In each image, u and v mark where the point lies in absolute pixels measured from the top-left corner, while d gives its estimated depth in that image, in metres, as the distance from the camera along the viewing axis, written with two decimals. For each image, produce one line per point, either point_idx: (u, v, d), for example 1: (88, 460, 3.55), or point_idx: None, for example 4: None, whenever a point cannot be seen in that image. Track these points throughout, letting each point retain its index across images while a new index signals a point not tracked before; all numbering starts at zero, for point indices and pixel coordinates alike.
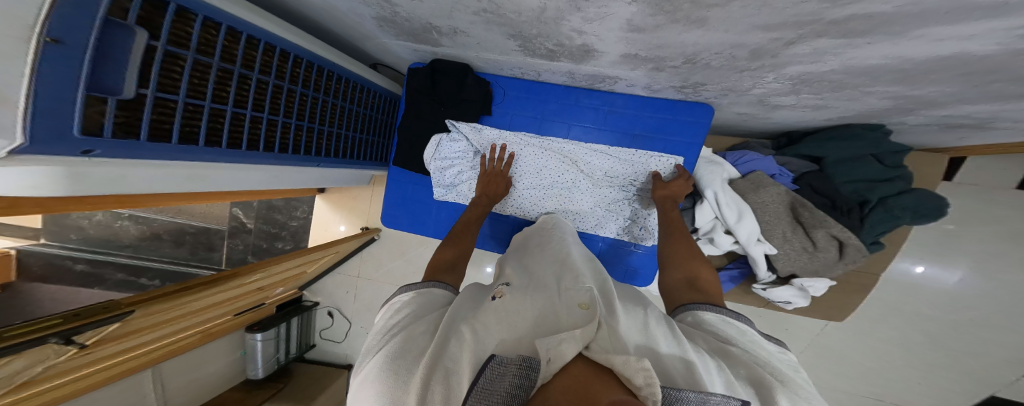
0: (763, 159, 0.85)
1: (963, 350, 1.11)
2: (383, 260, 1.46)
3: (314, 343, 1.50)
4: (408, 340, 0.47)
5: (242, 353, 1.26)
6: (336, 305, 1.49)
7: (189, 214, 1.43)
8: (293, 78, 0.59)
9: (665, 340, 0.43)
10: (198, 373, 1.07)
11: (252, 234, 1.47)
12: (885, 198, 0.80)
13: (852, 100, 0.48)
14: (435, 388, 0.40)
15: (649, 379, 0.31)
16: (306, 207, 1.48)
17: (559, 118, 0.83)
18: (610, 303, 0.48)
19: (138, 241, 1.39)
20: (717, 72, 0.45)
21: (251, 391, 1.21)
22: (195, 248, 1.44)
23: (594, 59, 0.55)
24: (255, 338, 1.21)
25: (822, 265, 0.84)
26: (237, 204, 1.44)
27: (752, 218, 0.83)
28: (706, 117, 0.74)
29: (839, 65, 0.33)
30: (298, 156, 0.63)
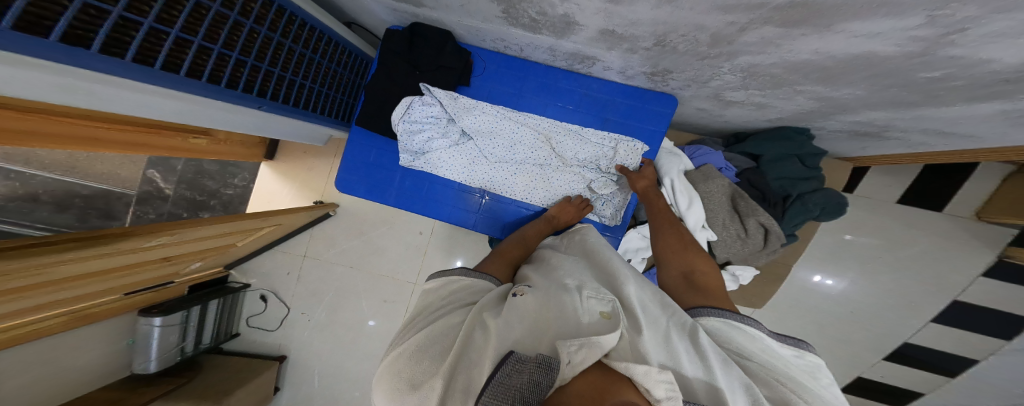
0: (714, 153, 0.95)
1: (844, 338, 1.34)
2: (338, 238, 1.39)
3: (237, 332, 1.37)
4: (445, 327, 0.49)
5: (128, 343, 1.08)
6: (271, 288, 1.39)
7: (86, 173, 1.16)
8: (245, 13, 0.55)
9: (688, 356, 0.43)
10: (52, 369, 0.88)
11: (170, 202, 1.27)
12: (802, 193, 0.93)
13: (786, 99, 0.55)
14: (460, 376, 0.42)
15: (670, 392, 0.35)
16: (246, 174, 1.34)
17: (535, 95, 0.85)
18: (636, 314, 0.48)
19: (4, 202, 1.07)
20: (681, 58, 0.49)
21: (136, 388, 1.01)
22: (85, 215, 1.16)
23: (574, 34, 0.56)
24: (151, 324, 1.03)
25: (750, 252, 0.95)
26: (156, 166, 1.25)
27: (700, 205, 0.91)
28: (670, 108, 0.80)
29: (779, 58, 0.39)
30: (234, 92, 0.55)
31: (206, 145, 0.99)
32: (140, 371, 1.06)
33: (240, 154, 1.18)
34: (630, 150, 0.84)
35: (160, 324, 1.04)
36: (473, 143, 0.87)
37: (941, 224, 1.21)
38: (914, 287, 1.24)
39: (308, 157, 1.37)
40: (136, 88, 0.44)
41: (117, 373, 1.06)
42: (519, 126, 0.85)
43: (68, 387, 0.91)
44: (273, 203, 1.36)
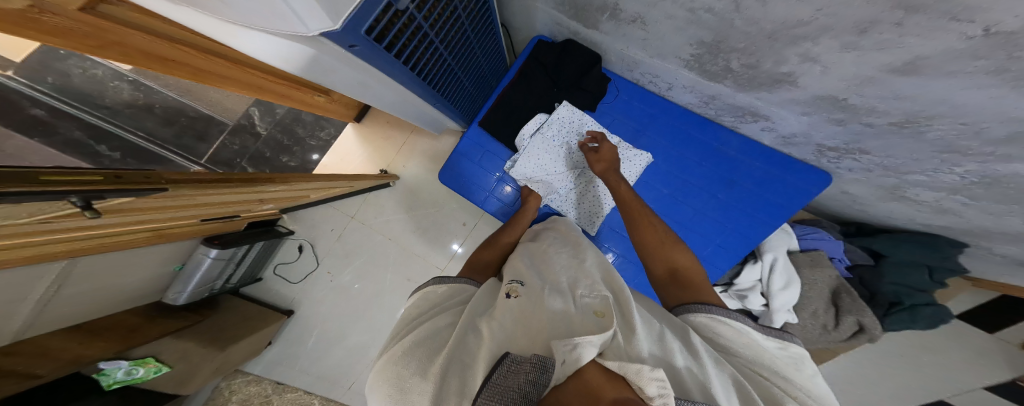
0: (831, 241, 0.88)
1: None
2: (388, 210, 1.28)
3: (261, 277, 1.26)
4: (434, 330, 0.45)
5: (176, 268, 1.00)
6: (312, 239, 1.27)
7: (198, 97, 1.19)
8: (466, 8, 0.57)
9: (681, 354, 0.39)
10: (101, 285, 0.79)
11: (260, 140, 1.23)
12: (916, 305, 0.82)
13: (994, 215, 0.51)
14: (452, 381, 0.37)
15: (662, 389, 0.30)
16: (332, 130, 1.27)
17: (659, 137, 0.84)
18: (627, 313, 0.45)
19: (122, 106, 1.15)
20: (908, 143, 0.45)
21: (156, 318, 0.95)
22: (182, 132, 1.18)
23: (772, 92, 0.53)
24: (207, 254, 0.96)
25: (827, 342, 0.89)
26: (258, 103, 1.22)
27: (797, 289, 0.85)
28: (819, 186, 0.76)
29: None
30: (429, 87, 0.61)
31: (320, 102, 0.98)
32: (169, 300, 1.00)
33: (341, 114, 1.15)
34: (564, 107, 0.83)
35: (214, 256, 0.96)
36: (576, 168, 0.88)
37: None
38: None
39: (389, 127, 1.29)
40: (392, 86, 0.53)
41: (151, 295, 0.99)
42: (635, 164, 0.84)
43: (109, 303, 0.86)
44: (344, 163, 1.27)
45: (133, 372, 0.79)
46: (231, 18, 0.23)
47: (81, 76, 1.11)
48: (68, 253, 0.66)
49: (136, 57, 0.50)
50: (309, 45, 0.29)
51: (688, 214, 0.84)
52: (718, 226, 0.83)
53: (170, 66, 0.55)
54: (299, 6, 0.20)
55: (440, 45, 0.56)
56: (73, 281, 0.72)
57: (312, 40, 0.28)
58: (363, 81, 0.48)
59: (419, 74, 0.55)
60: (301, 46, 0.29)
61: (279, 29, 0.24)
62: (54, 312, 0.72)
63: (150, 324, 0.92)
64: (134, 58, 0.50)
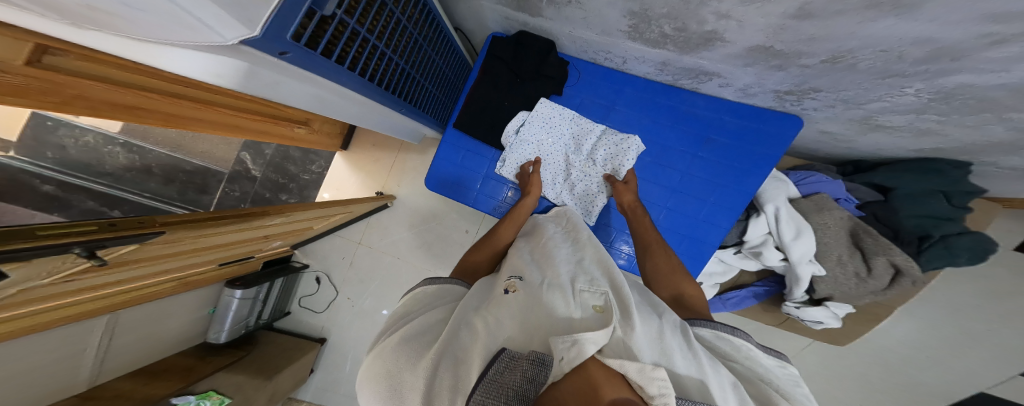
0: (831, 182, 0.85)
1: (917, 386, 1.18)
2: (392, 229, 1.36)
3: (289, 310, 1.38)
4: (425, 325, 0.49)
5: (210, 311, 1.14)
6: (326, 270, 1.38)
7: (190, 151, 1.25)
8: (409, 17, 0.59)
9: (682, 352, 0.40)
10: (148, 332, 0.94)
11: (257, 183, 1.32)
12: (947, 235, 0.76)
13: (976, 128, 0.48)
14: (444, 375, 0.41)
15: (663, 389, 0.32)
16: (323, 163, 1.35)
17: (630, 109, 0.83)
18: (627, 308, 0.46)
19: (123, 171, 1.19)
20: (850, 77, 0.44)
21: (206, 357, 1.08)
22: (184, 188, 1.25)
23: (709, 50, 0.53)
24: (232, 295, 1.09)
25: (866, 293, 0.83)
26: (247, 148, 1.30)
27: (812, 236, 0.81)
28: (793, 130, 0.74)
29: (1020, 78, 0.33)
30: (394, 98, 0.61)
31: (302, 134, 1.05)
32: (212, 341, 1.12)
33: (324, 144, 1.21)
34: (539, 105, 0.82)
35: (239, 296, 1.09)
36: (563, 154, 0.87)
37: None
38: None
39: (376, 150, 1.37)
40: (347, 96, 0.51)
41: (191, 340, 1.11)
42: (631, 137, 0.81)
43: (156, 349, 0.98)
44: (340, 191, 1.37)
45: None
46: (147, 34, 0.23)
47: (76, 146, 1.13)
48: (106, 308, 0.78)
49: (104, 109, 0.56)
50: (236, 55, 0.28)
51: (675, 177, 0.82)
52: (709, 183, 0.81)
53: (137, 114, 0.61)
54: (205, 15, 0.19)
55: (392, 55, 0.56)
56: (120, 335, 0.85)
57: (230, 50, 0.26)
58: (319, 96, 0.48)
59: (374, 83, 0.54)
60: (231, 58, 0.28)
61: (194, 41, 0.23)
62: (116, 358, 0.86)
63: (203, 362, 1.04)
64: (101, 110, 0.56)
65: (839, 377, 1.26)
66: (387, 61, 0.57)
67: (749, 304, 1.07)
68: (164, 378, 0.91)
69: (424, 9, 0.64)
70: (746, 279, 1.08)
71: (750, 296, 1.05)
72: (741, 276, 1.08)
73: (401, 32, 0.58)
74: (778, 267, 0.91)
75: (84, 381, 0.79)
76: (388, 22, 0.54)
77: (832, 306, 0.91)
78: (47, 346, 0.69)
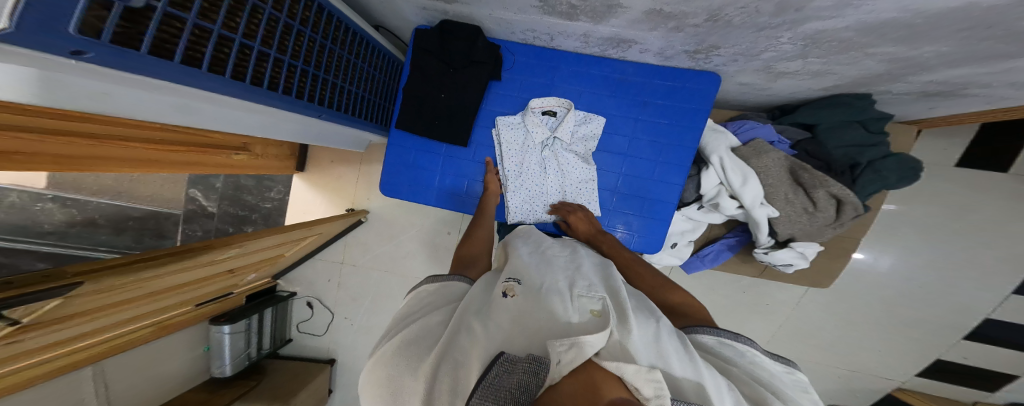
0: (763, 127, 0.91)
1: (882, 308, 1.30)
2: (372, 245, 1.37)
3: (290, 338, 1.40)
4: (426, 327, 0.50)
5: (207, 349, 1.15)
6: (315, 294, 1.40)
7: (133, 196, 1.21)
8: (304, 21, 0.58)
9: (676, 356, 0.43)
10: (151, 373, 0.95)
11: (215, 219, 1.30)
12: (872, 161, 0.86)
13: (852, 64, 0.52)
14: (444, 380, 0.42)
15: (659, 392, 0.34)
16: (281, 188, 1.34)
17: (569, 83, 0.85)
18: (624, 312, 0.48)
19: (65, 227, 1.11)
20: (734, 32, 0.47)
21: (216, 390, 1.08)
22: (140, 235, 1.22)
23: (616, 17, 0.55)
24: (221, 331, 1.08)
25: (820, 226, 0.90)
26: (196, 185, 1.28)
27: (757, 181, 0.87)
28: (712, 85, 0.79)
29: (856, 21, 0.37)
30: (299, 102, 0.59)
31: (245, 160, 1.04)
32: (218, 374, 1.13)
33: (274, 167, 1.20)
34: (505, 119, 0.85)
35: (229, 332, 1.09)
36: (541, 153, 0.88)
37: (1010, 186, 1.13)
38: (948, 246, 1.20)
39: (335, 167, 1.35)
40: (221, 103, 0.50)
41: (197, 377, 1.12)
42: (591, 128, 0.85)
43: (165, 390, 0.99)
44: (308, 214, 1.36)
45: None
46: None
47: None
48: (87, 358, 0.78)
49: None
50: (7, 54, 0.23)
51: (622, 142, 0.85)
52: (654, 144, 0.84)
53: (20, 158, 0.57)
54: None
55: (285, 58, 0.54)
56: (115, 381, 0.85)
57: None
58: (183, 103, 0.47)
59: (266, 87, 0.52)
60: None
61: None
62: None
63: (217, 395, 1.05)
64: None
65: (820, 318, 1.35)
66: (282, 63, 0.55)
67: (725, 257, 1.11)
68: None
69: (318, 7, 0.61)
70: (717, 233, 1.14)
71: (725, 249, 1.12)
72: (713, 230, 1.14)
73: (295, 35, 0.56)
74: (739, 215, 0.96)
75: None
76: (275, 26, 0.53)
77: (799, 246, 0.98)
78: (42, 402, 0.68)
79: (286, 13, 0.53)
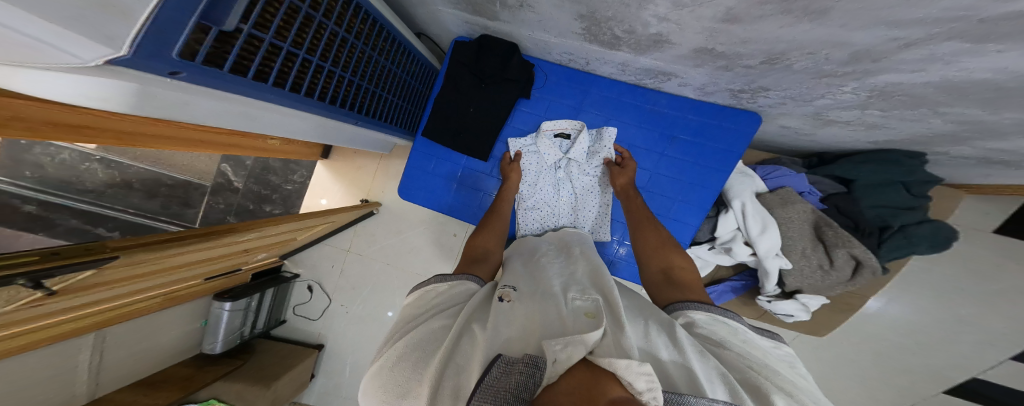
0: (795, 175, 0.85)
1: (915, 373, 1.18)
2: (379, 237, 1.35)
3: (284, 319, 1.37)
4: (430, 332, 0.44)
5: (202, 324, 1.12)
6: (317, 278, 1.37)
7: (170, 164, 1.23)
8: (356, 32, 0.58)
9: (667, 349, 0.40)
10: (145, 344, 0.94)
11: (239, 194, 1.30)
12: (906, 225, 0.79)
13: (916, 121, 0.49)
14: (446, 384, 0.37)
15: (651, 384, 0.30)
16: (304, 172, 1.35)
17: (598, 110, 0.83)
18: (616, 312, 0.45)
19: (104, 187, 1.16)
20: (791, 77, 0.45)
21: (204, 367, 1.06)
22: (167, 202, 1.23)
23: (659, 51, 0.54)
24: (222, 308, 1.08)
25: (830, 284, 0.84)
26: (228, 160, 1.28)
27: (777, 231, 0.80)
28: (752, 126, 0.75)
29: (939, 77, 0.34)
30: (344, 111, 0.59)
31: (276, 146, 1.03)
32: (207, 351, 1.10)
33: (302, 154, 1.20)
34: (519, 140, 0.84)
35: (229, 309, 1.08)
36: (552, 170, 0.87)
37: None
38: (1005, 325, 1.05)
39: (358, 157, 1.36)
40: (279, 112, 0.49)
41: (185, 352, 1.09)
42: (603, 149, 0.83)
43: (150, 363, 0.96)
44: (324, 199, 1.36)
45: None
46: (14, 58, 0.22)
47: (53, 164, 1.10)
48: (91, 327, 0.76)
49: (47, 130, 0.49)
50: (118, 74, 0.26)
51: (644, 176, 0.83)
52: (677, 181, 0.81)
53: (85, 132, 0.55)
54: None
55: (337, 70, 0.54)
56: (111, 351, 0.84)
57: (102, 69, 0.25)
58: (245, 112, 0.46)
59: (319, 99, 0.53)
60: (105, 74, 0.26)
61: (52, 61, 0.21)
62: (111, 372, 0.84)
63: (202, 371, 1.04)
64: (41, 130, 0.49)
65: (839, 368, 1.25)
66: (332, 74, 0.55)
67: (725, 298, 1.04)
68: (164, 388, 0.90)
69: (370, 20, 0.61)
70: (723, 273, 1.05)
71: (726, 291, 1.03)
72: (718, 270, 1.06)
73: (348, 48, 0.56)
74: (749, 261, 0.90)
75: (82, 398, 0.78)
76: (332, 41, 0.52)
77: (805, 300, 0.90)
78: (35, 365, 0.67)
79: (343, 27, 0.52)
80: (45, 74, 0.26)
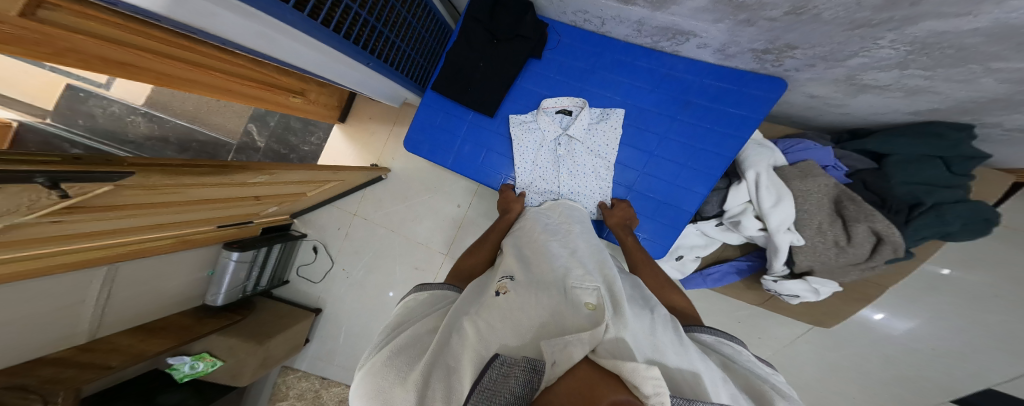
0: (820, 149, 0.81)
1: (927, 379, 1.12)
2: (385, 202, 1.39)
3: (288, 280, 1.45)
4: (415, 336, 0.46)
5: (208, 274, 1.20)
6: (323, 240, 1.43)
7: (205, 123, 1.29)
8: None
9: (672, 348, 0.40)
10: (153, 286, 1.01)
11: (261, 153, 1.34)
12: (941, 203, 0.72)
13: (965, 81, 0.45)
14: (437, 386, 0.37)
15: (658, 388, 0.28)
16: (321, 134, 1.38)
17: (611, 73, 0.80)
18: (619, 303, 0.45)
19: (144, 140, 1.23)
20: (820, 30, 0.42)
21: (202, 318, 1.13)
22: (198, 156, 1.28)
23: (677, 5, 0.50)
24: (229, 258, 1.13)
25: (847, 263, 0.79)
26: (254, 120, 1.33)
27: (791, 205, 0.76)
28: (775, 92, 0.70)
29: (989, 21, 0.31)
30: (355, 48, 0.58)
31: (299, 104, 1.03)
32: (209, 303, 1.16)
33: (323, 115, 1.22)
34: (519, 121, 0.83)
35: (236, 259, 1.13)
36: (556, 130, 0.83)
37: None
38: None
39: (372, 123, 1.38)
40: (298, 39, 0.47)
41: (190, 302, 1.17)
42: (608, 125, 0.80)
43: (160, 303, 1.06)
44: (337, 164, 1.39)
45: (196, 366, 1.02)
46: None
47: (104, 115, 1.18)
48: (108, 259, 0.83)
49: (94, 63, 0.48)
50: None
51: (653, 141, 0.79)
52: (687, 148, 0.77)
53: (130, 70, 0.54)
54: None
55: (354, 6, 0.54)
56: (120, 290, 0.92)
57: None
58: (265, 36, 0.43)
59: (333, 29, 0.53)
60: None
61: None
62: (115, 315, 0.93)
63: (200, 322, 1.10)
64: (89, 63, 0.47)
65: (844, 370, 1.20)
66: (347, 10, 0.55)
67: (729, 280, 1.03)
68: (161, 336, 0.97)
69: None
70: (728, 254, 1.04)
71: (732, 272, 1.02)
72: (724, 250, 1.04)
73: None
74: (758, 238, 0.87)
75: (82, 336, 0.86)
76: None
77: (812, 281, 0.86)
78: (46, 292, 0.74)
79: None
80: None
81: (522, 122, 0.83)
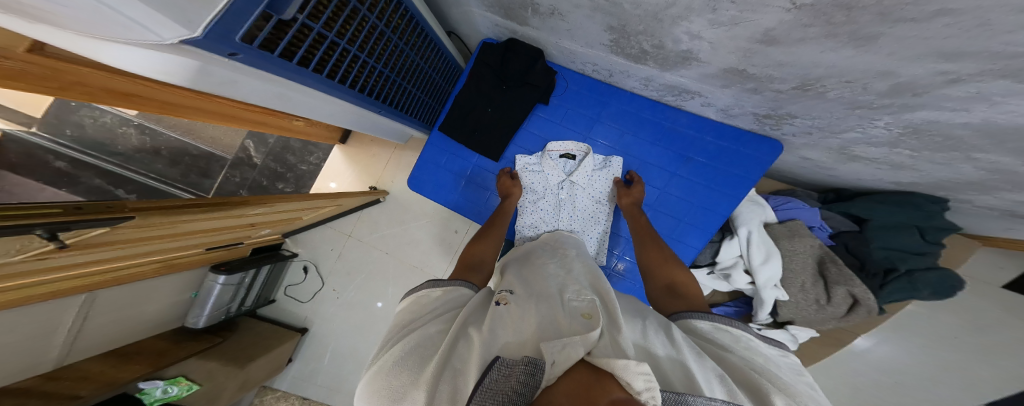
0: (807, 209, 0.83)
1: None
2: (380, 226, 1.34)
3: (274, 298, 1.34)
4: (428, 337, 0.40)
5: (193, 295, 1.09)
6: (315, 260, 1.36)
7: (198, 136, 1.25)
8: (394, 27, 0.58)
9: (663, 347, 0.38)
10: (129, 311, 0.90)
11: (256, 170, 1.29)
12: (913, 270, 0.77)
13: (947, 164, 0.48)
14: (444, 388, 0.34)
15: (650, 383, 0.27)
16: (321, 154, 1.34)
17: (613, 122, 0.83)
18: (614, 311, 0.42)
19: (133, 152, 1.18)
20: (821, 105, 0.44)
21: (181, 342, 1.01)
22: (188, 171, 1.24)
23: (687, 69, 0.53)
24: (216, 281, 1.04)
25: (824, 317, 0.81)
26: (252, 136, 1.29)
27: (779, 263, 0.79)
28: (772, 154, 0.73)
29: (980, 118, 0.33)
30: (370, 100, 0.58)
31: (300, 127, 1.01)
32: (190, 325, 1.06)
33: (323, 136, 1.20)
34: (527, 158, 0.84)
35: (223, 282, 1.05)
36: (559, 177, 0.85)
37: None
38: None
39: (374, 146, 1.36)
40: (314, 96, 0.47)
41: (169, 324, 1.05)
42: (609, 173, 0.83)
43: (136, 330, 0.94)
44: (334, 184, 1.35)
45: (169, 390, 0.89)
46: (88, 32, 0.21)
47: (94, 125, 1.14)
48: (83, 288, 0.74)
49: (99, 96, 0.46)
50: (178, 54, 0.26)
51: (652, 193, 0.81)
52: (685, 202, 0.79)
53: (135, 101, 0.52)
54: None
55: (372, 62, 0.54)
56: (98, 315, 0.82)
57: (172, 47, 0.24)
58: (282, 94, 0.44)
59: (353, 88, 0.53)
60: (178, 59, 0.27)
61: (130, 39, 0.21)
62: (90, 338, 0.82)
63: (177, 346, 0.99)
64: (94, 95, 0.46)
65: None
66: (365, 65, 0.55)
67: None
68: (136, 361, 0.87)
69: (409, 16, 0.62)
70: (717, 299, 1.02)
71: (719, 317, 0.99)
72: (714, 295, 1.03)
73: (385, 42, 0.57)
74: (746, 290, 0.88)
75: (49, 364, 0.74)
76: (371, 33, 0.53)
77: (794, 329, 0.87)
78: (23, 323, 0.66)
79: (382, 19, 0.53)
80: (121, 49, 0.25)
81: (524, 164, 0.85)
